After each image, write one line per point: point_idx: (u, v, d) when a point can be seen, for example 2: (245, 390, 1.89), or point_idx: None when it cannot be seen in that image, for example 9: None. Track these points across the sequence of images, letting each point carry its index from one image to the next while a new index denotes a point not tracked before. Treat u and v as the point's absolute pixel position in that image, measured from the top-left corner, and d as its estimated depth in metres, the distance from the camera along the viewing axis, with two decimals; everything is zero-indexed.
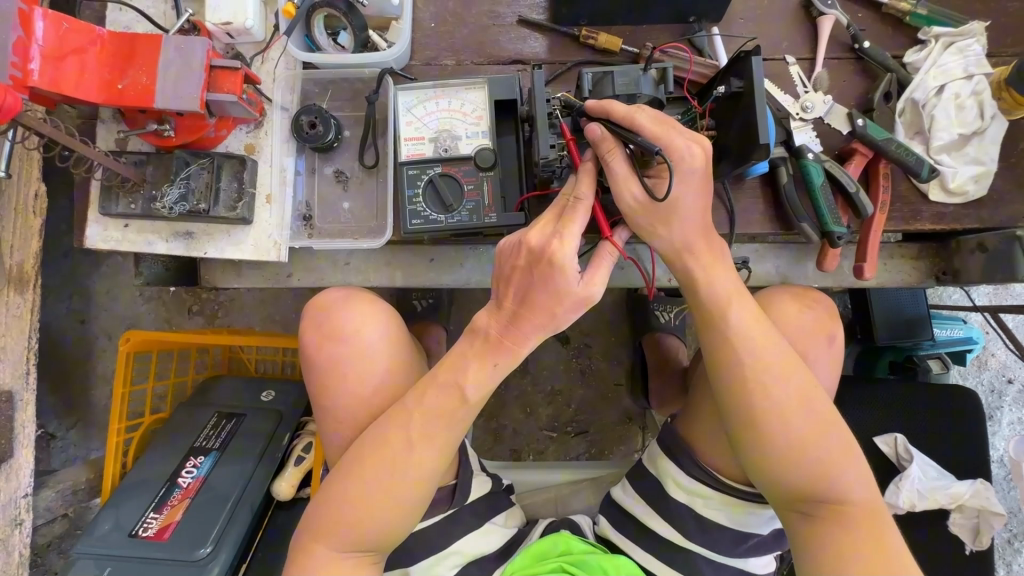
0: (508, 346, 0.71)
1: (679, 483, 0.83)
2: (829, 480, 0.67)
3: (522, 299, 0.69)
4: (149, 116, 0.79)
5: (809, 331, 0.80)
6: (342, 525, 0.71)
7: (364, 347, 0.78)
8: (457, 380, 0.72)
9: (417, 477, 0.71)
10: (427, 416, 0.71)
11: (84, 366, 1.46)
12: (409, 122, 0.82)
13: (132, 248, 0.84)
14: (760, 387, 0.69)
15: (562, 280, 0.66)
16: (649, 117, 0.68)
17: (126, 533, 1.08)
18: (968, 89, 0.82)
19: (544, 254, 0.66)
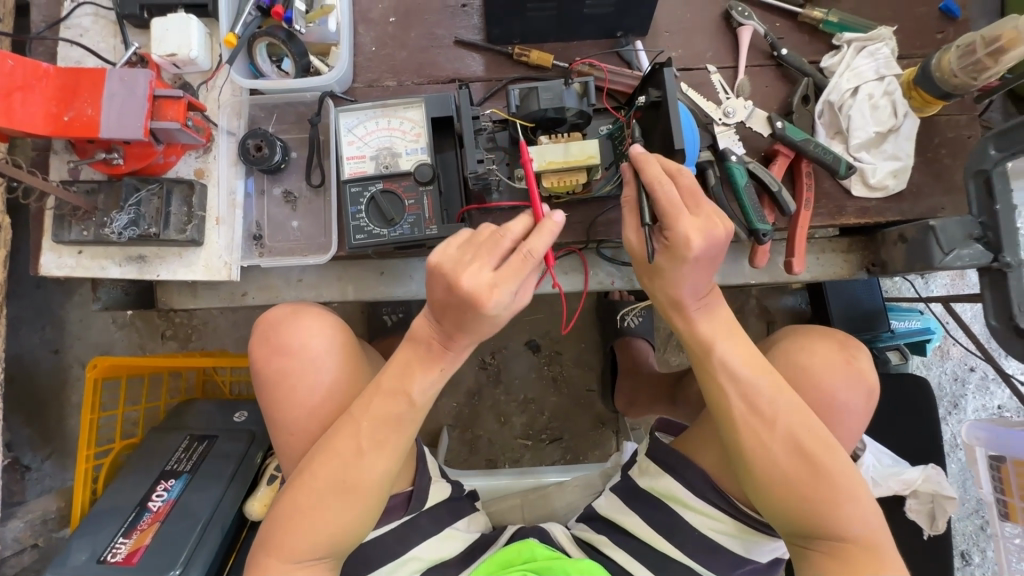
0: (449, 354, 0.74)
1: (686, 502, 0.87)
2: (832, 520, 0.74)
3: (457, 325, 0.71)
4: (98, 146, 0.82)
5: (831, 366, 0.84)
6: (293, 533, 0.71)
7: (314, 358, 0.80)
8: (402, 387, 0.73)
9: (365, 484, 0.73)
10: (375, 423, 0.73)
11: (56, 395, 1.47)
12: (350, 141, 0.85)
13: (87, 274, 0.87)
14: (756, 436, 0.75)
15: (494, 316, 0.68)
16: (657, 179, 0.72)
17: (94, 559, 1.08)
18: (881, 89, 0.86)
19: (476, 301, 0.66)
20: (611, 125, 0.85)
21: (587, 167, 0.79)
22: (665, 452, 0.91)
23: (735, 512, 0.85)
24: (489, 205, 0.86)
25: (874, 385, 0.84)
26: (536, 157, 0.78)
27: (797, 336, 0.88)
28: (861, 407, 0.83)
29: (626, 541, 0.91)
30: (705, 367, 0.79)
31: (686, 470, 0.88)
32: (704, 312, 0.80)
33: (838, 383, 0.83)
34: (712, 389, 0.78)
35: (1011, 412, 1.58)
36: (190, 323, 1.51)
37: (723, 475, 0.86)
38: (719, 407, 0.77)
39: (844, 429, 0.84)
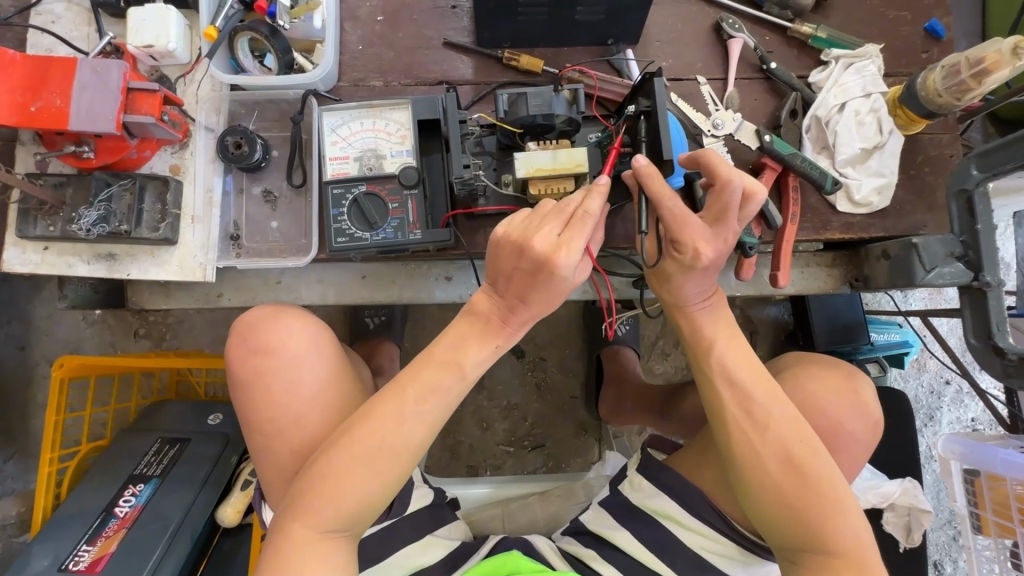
0: (507, 329, 0.73)
1: (681, 522, 0.91)
2: (816, 527, 0.75)
3: (520, 293, 0.69)
4: (67, 138, 0.78)
5: (836, 391, 0.90)
6: (314, 498, 0.69)
7: (296, 361, 0.78)
8: (456, 359, 0.72)
9: (404, 451, 0.71)
10: (424, 390, 0.72)
11: (20, 395, 1.41)
12: (334, 142, 0.83)
13: (52, 270, 0.83)
14: (747, 438, 0.77)
15: (561, 282, 0.67)
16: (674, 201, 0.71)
17: (56, 566, 1.03)
18: (867, 106, 0.87)
19: (549, 262, 0.64)
20: (600, 133, 0.85)
21: (575, 175, 0.78)
22: (658, 470, 0.95)
23: (729, 530, 0.89)
24: (475, 211, 0.85)
25: (876, 419, 0.90)
26: (524, 163, 0.77)
27: (809, 363, 0.95)
28: (865, 435, 0.90)
29: (617, 558, 0.94)
30: (705, 369, 0.82)
31: (680, 488, 0.92)
32: (709, 313, 0.84)
33: (845, 411, 0.89)
34: (709, 391, 0.81)
35: (984, 425, 1.61)
36: (164, 321, 1.46)
37: (717, 493, 0.90)
38: (715, 408, 0.80)
39: (846, 455, 0.90)
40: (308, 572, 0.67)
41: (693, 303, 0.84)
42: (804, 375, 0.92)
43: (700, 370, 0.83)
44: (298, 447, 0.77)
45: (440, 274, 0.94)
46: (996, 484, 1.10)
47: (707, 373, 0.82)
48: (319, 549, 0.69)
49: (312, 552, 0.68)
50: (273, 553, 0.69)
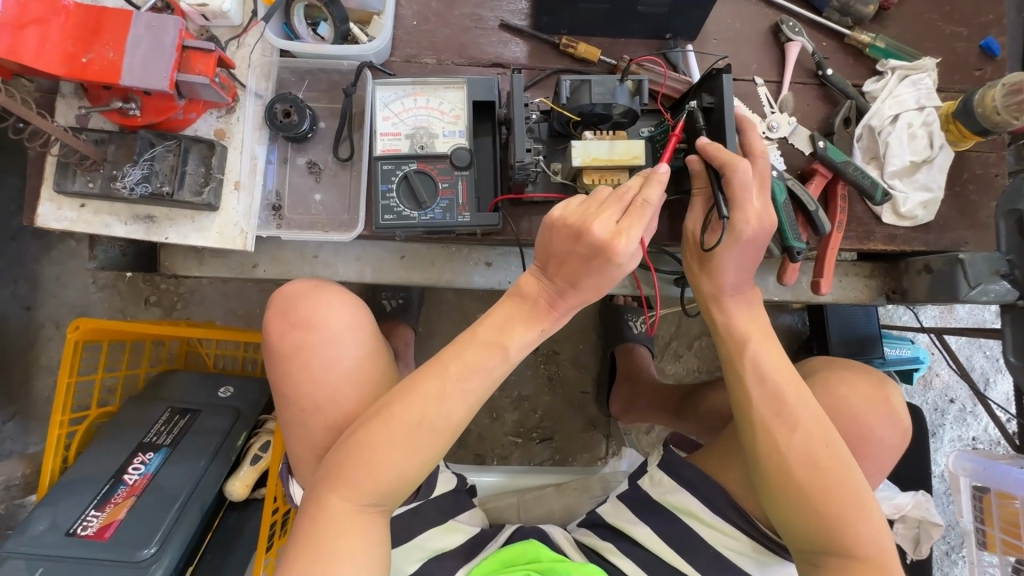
0: (554, 315, 0.70)
1: (701, 518, 0.88)
2: (841, 532, 0.71)
3: (571, 278, 0.68)
4: (114, 94, 0.76)
5: (866, 398, 0.88)
6: (352, 468, 0.66)
7: (336, 336, 0.77)
8: (500, 340, 0.69)
9: (443, 430, 0.68)
10: (466, 369, 0.68)
11: (25, 356, 1.37)
12: (385, 117, 0.82)
13: (88, 229, 0.81)
14: (773, 437, 0.74)
15: (617, 269, 0.66)
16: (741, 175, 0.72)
17: (63, 532, 1.00)
18: (920, 119, 0.87)
19: (608, 248, 0.64)
20: (653, 127, 0.84)
21: (630, 167, 0.77)
22: (681, 466, 0.91)
23: (753, 531, 0.86)
24: (524, 197, 0.82)
25: (907, 428, 0.89)
26: (580, 152, 0.76)
27: (840, 368, 0.93)
28: (894, 442, 0.88)
29: (633, 550, 0.91)
30: (734, 365, 0.79)
31: (705, 486, 0.88)
32: (741, 304, 0.82)
33: (874, 417, 0.88)
34: (737, 388, 0.78)
35: (984, 444, 1.62)
36: (176, 290, 1.42)
37: (742, 492, 0.86)
38: (741, 405, 0.77)
39: (874, 462, 0.88)
40: (341, 547, 0.65)
41: (726, 291, 0.81)
42: (837, 381, 0.90)
43: (728, 367, 0.79)
44: (332, 424, 0.75)
45: (480, 259, 0.93)
46: (1005, 502, 1.12)
47: (737, 369, 0.78)
48: (355, 522, 0.66)
49: (346, 527, 0.66)
50: (307, 526, 0.66)
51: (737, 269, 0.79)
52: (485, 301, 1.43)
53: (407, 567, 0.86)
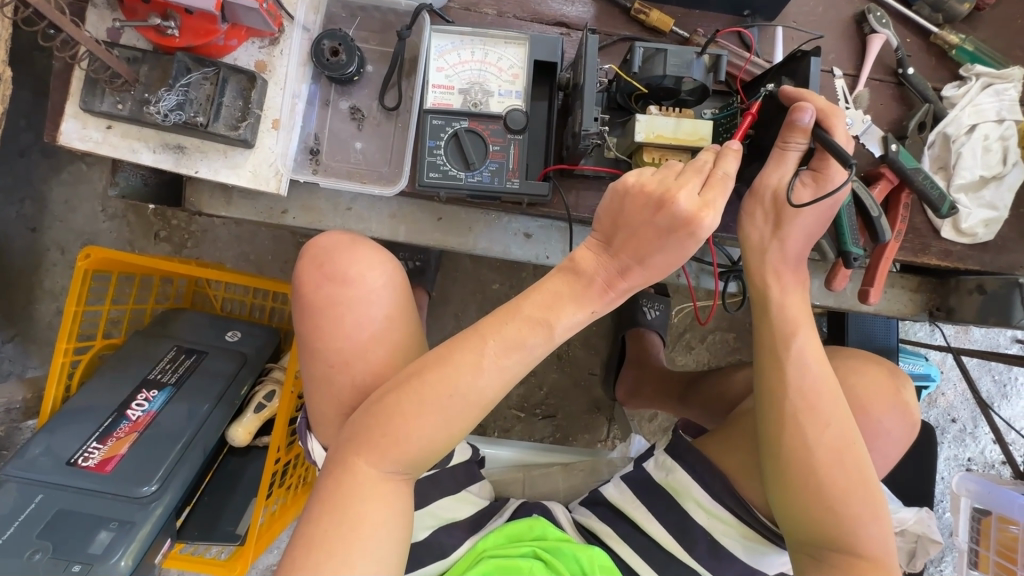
0: (609, 295, 0.66)
1: (699, 503, 0.86)
2: (848, 531, 0.70)
3: (642, 254, 0.64)
4: (152, 8, 0.70)
5: (884, 394, 0.83)
6: (376, 429, 0.64)
7: (371, 297, 0.74)
8: (547, 318, 0.65)
9: (473, 406, 0.65)
10: (505, 346, 0.65)
11: (28, 279, 1.32)
12: (440, 68, 0.76)
13: (113, 153, 0.76)
14: (804, 434, 0.70)
15: (692, 241, 0.63)
16: (844, 123, 0.67)
17: (63, 461, 0.98)
18: (997, 133, 0.83)
19: (693, 217, 0.61)
20: (717, 110, 0.80)
21: (693, 148, 0.73)
22: (684, 448, 0.89)
23: (747, 518, 0.83)
24: (577, 169, 0.78)
25: (916, 421, 0.84)
26: (645, 127, 0.72)
27: (849, 357, 0.87)
28: (900, 435, 0.83)
29: (634, 537, 0.90)
30: (775, 355, 0.73)
31: (706, 471, 0.86)
32: (798, 283, 0.74)
33: (887, 413, 0.82)
34: (774, 380, 0.72)
35: (979, 466, 1.62)
36: (188, 228, 1.37)
37: (740, 477, 0.85)
38: (772, 400, 0.72)
39: (879, 455, 0.83)
40: (359, 508, 0.63)
41: (789, 265, 0.73)
42: (847, 371, 0.84)
43: (767, 355, 0.73)
44: (358, 384, 0.72)
45: (519, 230, 0.90)
46: (1005, 526, 1.12)
47: (781, 359, 0.72)
48: (380, 489, 0.65)
49: (371, 487, 0.64)
50: (328, 487, 0.65)
51: (807, 239, 0.72)
52: (503, 272, 1.40)
53: (418, 534, 0.86)
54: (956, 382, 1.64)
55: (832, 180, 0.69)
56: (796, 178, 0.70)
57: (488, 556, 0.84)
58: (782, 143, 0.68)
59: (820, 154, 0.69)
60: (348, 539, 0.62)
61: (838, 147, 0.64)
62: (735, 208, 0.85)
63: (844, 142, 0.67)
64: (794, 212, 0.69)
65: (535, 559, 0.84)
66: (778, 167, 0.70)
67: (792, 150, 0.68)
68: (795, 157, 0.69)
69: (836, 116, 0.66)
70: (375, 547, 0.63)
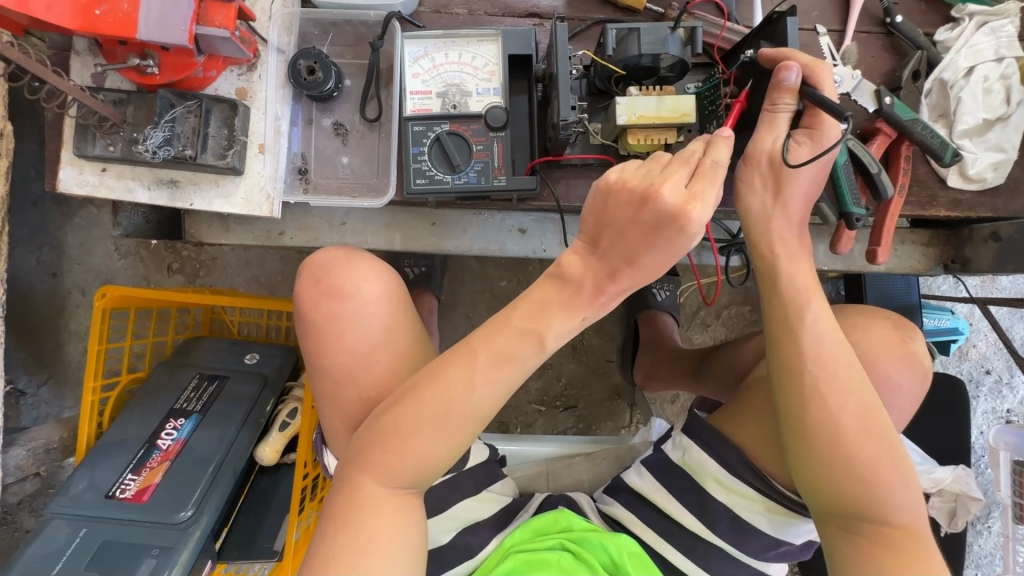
0: (599, 300, 0.65)
1: (719, 480, 0.85)
2: (881, 498, 0.68)
3: (628, 254, 0.63)
4: (130, 48, 0.72)
5: (896, 352, 0.79)
6: (378, 448, 0.65)
7: (364, 311, 0.74)
8: (537, 329, 0.65)
9: (473, 416, 0.65)
10: (497, 359, 0.65)
11: (55, 323, 1.37)
12: (416, 73, 0.76)
13: (111, 195, 0.78)
14: (825, 404, 0.68)
15: (682, 237, 0.61)
16: (831, 75, 0.65)
17: (103, 494, 1.02)
18: (998, 72, 0.80)
19: (680, 210, 0.60)
20: (701, 83, 0.79)
21: (680, 125, 0.72)
22: (699, 426, 0.88)
23: (769, 491, 0.82)
24: (563, 159, 0.78)
25: (929, 371, 0.80)
26: (626, 109, 0.71)
27: (857, 314, 0.83)
28: (915, 390, 0.80)
29: (658, 521, 0.90)
30: (784, 323, 0.70)
31: (725, 449, 0.85)
32: (802, 252, 0.72)
33: (895, 365, 0.79)
34: (788, 353, 0.70)
35: (1019, 417, 1.57)
36: (200, 257, 1.40)
37: (762, 454, 0.83)
38: (789, 372, 0.70)
39: (895, 413, 0.80)
40: (372, 525, 0.64)
41: (790, 235, 0.71)
42: (851, 329, 0.81)
43: (778, 329, 0.71)
44: (364, 397, 0.73)
45: (513, 226, 0.90)
46: None
47: (790, 331, 0.70)
48: (389, 505, 0.65)
49: (384, 499, 0.65)
50: (343, 499, 0.66)
51: (805, 201, 0.70)
52: (510, 269, 1.40)
53: (441, 537, 0.86)
54: (986, 334, 1.59)
55: (828, 137, 0.67)
56: (790, 138, 0.67)
57: (515, 552, 0.85)
58: (770, 105, 0.66)
59: (810, 111, 0.68)
60: (365, 559, 0.63)
61: (828, 100, 0.62)
62: (731, 180, 0.83)
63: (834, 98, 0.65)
64: (792, 172, 0.67)
65: (563, 550, 0.84)
66: (770, 132, 0.67)
67: (782, 112, 0.66)
68: (786, 119, 0.67)
69: (820, 70, 0.64)
70: (391, 562, 0.63)
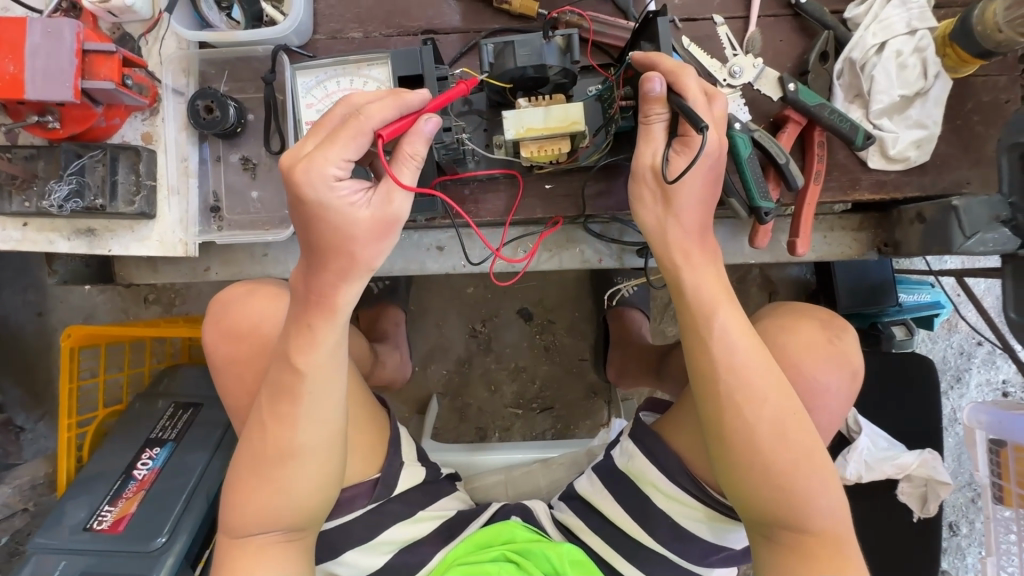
0: (318, 306, 0.62)
1: (659, 487, 0.83)
2: (798, 506, 0.66)
3: (312, 244, 0.59)
4: (29, 106, 0.74)
5: (823, 353, 0.75)
6: (243, 498, 0.66)
7: (253, 354, 0.75)
8: (288, 353, 0.63)
9: (309, 456, 0.65)
10: (274, 392, 0.65)
11: (43, 360, 1.43)
12: (309, 104, 0.77)
13: (34, 248, 0.80)
14: (739, 414, 0.65)
15: (335, 213, 0.57)
16: (698, 80, 0.63)
17: (81, 527, 1.06)
18: (911, 45, 0.76)
19: (289, 174, 0.56)
20: (600, 85, 0.77)
21: (572, 133, 0.71)
22: (643, 432, 0.87)
23: (705, 498, 0.81)
24: (461, 176, 0.78)
25: (859, 367, 0.76)
26: (513, 123, 0.70)
27: (785, 315, 0.80)
28: (846, 390, 0.76)
29: (602, 527, 0.90)
30: (693, 335, 0.67)
31: (664, 455, 0.83)
32: (708, 259, 0.68)
33: (822, 365, 0.75)
34: (699, 361, 0.67)
35: (1015, 388, 1.51)
36: (173, 287, 1.44)
37: (698, 461, 0.81)
38: (701, 381, 0.67)
39: (826, 416, 0.76)
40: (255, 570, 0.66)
41: (693, 242, 0.67)
42: (778, 331, 0.77)
43: (689, 337, 0.67)
44: None
45: (431, 244, 0.89)
46: None
47: (700, 340, 0.66)
48: (267, 549, 0.67)
49: (255, 548, 0.67)
50: (224, 547, 0.69)
51: (701, 207, 0.66)
52: None
53: (377, 561, 0.87)
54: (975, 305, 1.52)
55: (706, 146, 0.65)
56: (669, 149, 0.65)
57: (457, 565, 0.86)
58: (644, 118, 0.65)
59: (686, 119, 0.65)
60: None
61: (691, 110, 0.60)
62: None
63: (704, 101, 0.63)
64: (677, 183, 0.64)
65: (505, 562, 0.85)
66: (648, 143, 0.65)
67: (656, 123, 0.65)
68: (662, 129, 0.65)
69: (684, 78, 0.62)
70: None
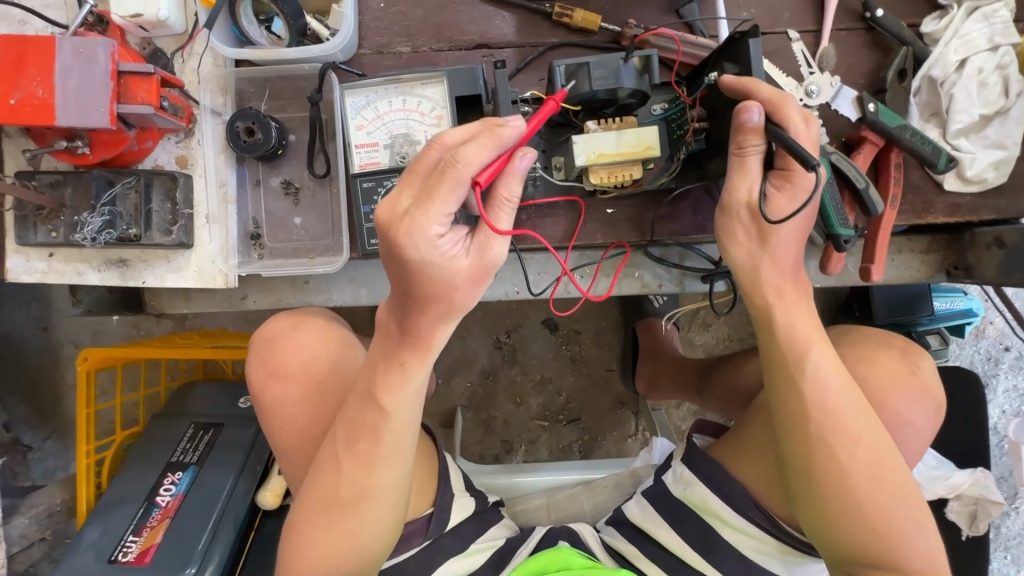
0: (402, 347, 0.58)
1: (726, 520, 0.81)
2: (893, 548, 0.63)
3: (401, 285, 0.54)
4: (57, 131, 0.68)
5: (901, 383, 0.74)
6: (311, 546, 0.62)
7: (303, 390, 0.71)
8: (371, 393, 0.60)
9: (387, 498, 0.62)
10: (352, 432, 0.61)
11: (50, 378, 1.36)
12: (360, 125, 0.72)
13: (61, 280, 0.75)
14: (833, 453, 0.62)
15: (432, 262, 0.52)
16: (798, 109, 0.60)
17: (104, 560, 0.96)
18: (993, 62, 0.73)
19: (390, 235, 0.52)
20: (667, 104, 0.73)
21: (644, 160, 0.66)
22: (699, 458, 0.84)
23: (778, 532, 0.79)
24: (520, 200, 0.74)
25: (941, 398, 0.75)
26: (583, 149, 0.66)
27: (858, 344, 0.78)
28: (929, 421, 0.74)
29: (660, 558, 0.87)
30: (783, 371, 0.64)
31: (730, 488, 0.81)
32: (801, 296, 0.65)
33: (903, 396, 0.73)
34: (792, 399, 0.63)
35: None
36: None
37: (768, 494, 0.79)
38: (794, 419, 0.63)
39: (906, 448, 0.74)
40: None
41: (787, 280, 0.64)
42: (854, 362, 0.75)
43: (779, 374, 0.64)
44: None
45: None
46: None
47: (792, 379, 0.63)
48: None
49: None
50: None
51: (796, 241, 0.63)
52: None
53: None
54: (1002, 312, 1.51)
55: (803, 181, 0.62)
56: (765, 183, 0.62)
57: None
58: (738, 148, 0.61)
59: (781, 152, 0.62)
60: None
61: (797, 145, 0.56)
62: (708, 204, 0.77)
63: (803, 129, 0.59)
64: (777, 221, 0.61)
65: None
66: (743, 177, 0.62)
67: (752, 154, 0.61)
68: (757, 161, 0.61)
69: (787, 108, 0.59)
70: None
